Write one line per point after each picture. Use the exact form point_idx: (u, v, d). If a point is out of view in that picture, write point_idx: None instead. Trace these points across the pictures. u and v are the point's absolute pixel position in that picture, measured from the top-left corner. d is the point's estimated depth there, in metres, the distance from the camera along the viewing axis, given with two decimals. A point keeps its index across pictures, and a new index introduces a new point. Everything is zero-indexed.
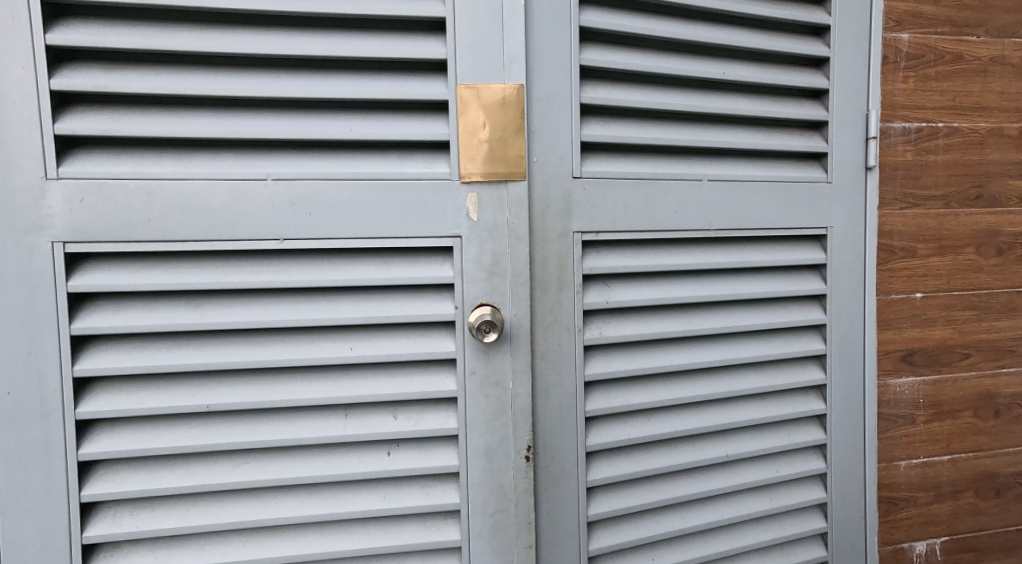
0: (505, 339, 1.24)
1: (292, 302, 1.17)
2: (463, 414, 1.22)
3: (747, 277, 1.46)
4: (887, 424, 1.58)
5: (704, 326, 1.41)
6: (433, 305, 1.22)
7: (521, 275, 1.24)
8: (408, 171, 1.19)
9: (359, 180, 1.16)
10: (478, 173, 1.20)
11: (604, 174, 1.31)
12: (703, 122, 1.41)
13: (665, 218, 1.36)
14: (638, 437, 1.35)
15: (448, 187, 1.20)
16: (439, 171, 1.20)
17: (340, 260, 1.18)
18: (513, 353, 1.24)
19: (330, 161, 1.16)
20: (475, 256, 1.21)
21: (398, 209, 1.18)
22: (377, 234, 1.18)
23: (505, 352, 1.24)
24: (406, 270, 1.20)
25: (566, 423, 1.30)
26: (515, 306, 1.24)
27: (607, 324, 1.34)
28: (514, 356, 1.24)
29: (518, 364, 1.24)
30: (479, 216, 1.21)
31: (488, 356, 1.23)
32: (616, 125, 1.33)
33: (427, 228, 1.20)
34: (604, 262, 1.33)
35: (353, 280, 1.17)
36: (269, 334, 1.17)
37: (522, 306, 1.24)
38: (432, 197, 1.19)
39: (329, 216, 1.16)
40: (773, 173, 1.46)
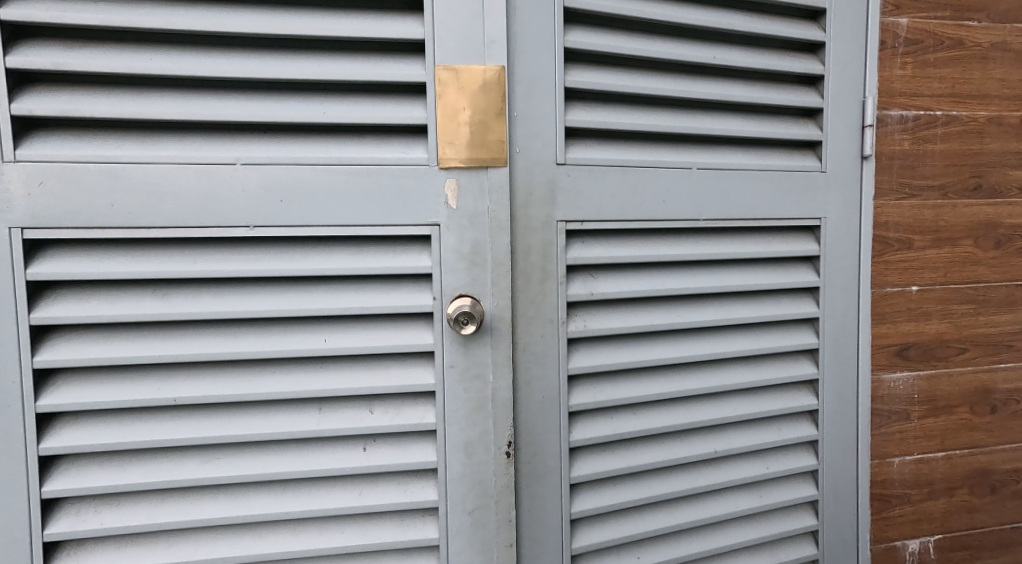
0: (485, 331, 1.19)
1: (264, 291, 1.13)
2: (441, 408, 1.19)
3: (738, 268, 1.42)
4: (880, 420, 1.54)
5: (692, 319, 1.37)
6: (411, 296, 1.18)
7: (502, 264, 1.19)
8: (385, 156, 1.14)
9: (333, 166, 1.12)
10: (458, 158, 1.16)
11: (590, 160, 1.26)
12: (694, 109, 1.36)
13: (652, 207, 1.32)
14: (624, 433, 1.31)
15: (427, 174, 1.16)
16: (417, 156, 1.15)
17: (314, 248, 1.14)
18: (494, 344, 1.20)
19: (304, 145, 1.12)
20: (455, 245, 1.17)
21: (374, 196, 1.14)
22: (352, 222, 1.14)
23: (486, 345, 1.19)
24: (383, 260, 1.16)
25: (549, 417, 1.26)
26: (496, 297, 1.20)
27: (592, 316, 1.30)
28: (495, 348, 1.20)
29: (499, 357, 1.20)
30: (458, 204, 1.17)
31: (467, 348, 1.18)
32: (603, 110, 1.29)
33: (404, 215, 1.15)
34: (589, 252, 1.29)
35: (327, 270, 1.13)
36: (239, 325, 1.13)
37: (504, 296, 1.20)
38: (410, 184, 1.15)
39: (302, 203, 1.11)
40: (766, 161, 1.41)
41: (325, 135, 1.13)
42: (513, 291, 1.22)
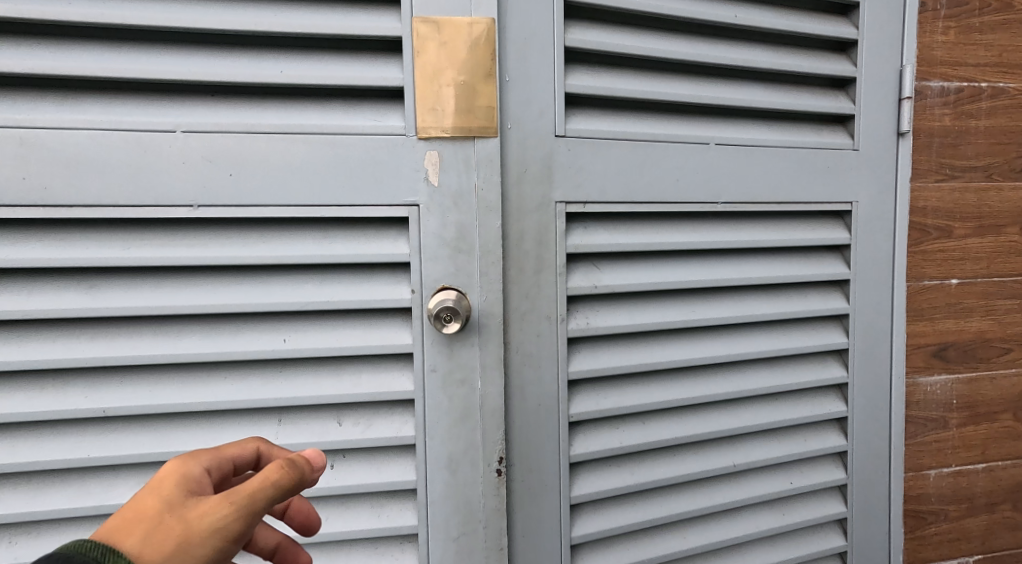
0: (472, 329, 1.03)
1: (211, 283, 0.96)
2: (421, 420, 1.02)
3: (760, 259, 1.26)
4: (915, 428, 1.38)
5: (708, 315, 1.21)
6: (385, 289, 1.01)
7: (492, 252, 1.03)
8: (355, 125, 0.98)
9: (294, 136, 0.96)
10: (441, 128, 1.00)
11: (593, 133, 1.10)
12: (711, 76, 1.20)
13: (664, 187, 1.15)
14: (632, 446, 1.15)
15: (403, 146, 0.99)
16: (392, 125, 0.99)
17: (271, 232, 0.97)
18: (482, 346, 1.03)
19: (259, 111, 0.96)
20: (437, 229, 1.01)
21: (341, 172, 0.97)
22: (315, 202, 0.97)
23: (473, 346, 1.03)
24: (352, 247, 0.99)
25: (546, 429, 1.09)
26: (485, 290, 1.03)
27: (596, 313, 1.13)
28: (484, 350, 1.03)
29: (488, 360, 1.04)
30: (440, 182, 1.00)
31: (451, 350, 1.02)
32: (608, 75, 1.12)
33: (377, 194, 0.99)
34: (592, 239, 1.12)
35: (286, 258, 0.97)
36: (182, 323, 0.96)
37: (494, 289, 1.04)
38: (383, 157, 0.99)
39: (256, 179, 0.95)
40: (791, 137, 1.25)
41: (284, 99, 0.97)
42: (504, 284, 1.06)
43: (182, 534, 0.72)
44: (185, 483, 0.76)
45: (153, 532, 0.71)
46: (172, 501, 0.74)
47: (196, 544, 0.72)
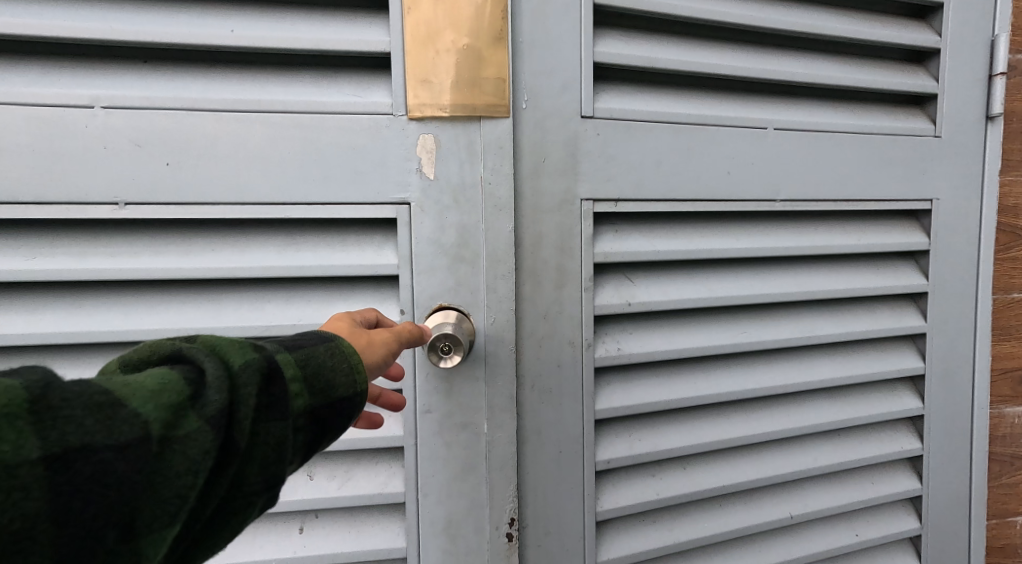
0: (476, 360, 0.84)
1: (149, 301, 0.76)
2: (412, 472, 0.83)
3: (821, 268, 1.05)
4: (1000, 468, 1.18)
5: (762, 337, 1.00)
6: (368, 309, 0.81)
7: (501, 264, 0.83)
8: (328, 101, 0.77)
9: (249, 114, 0.75)
10: (437, 105, 0.79)
11: (627, 114, 0.89)
12: (768, 45, 0.99)
13: (712, 181, 0.94)
14: (670, 498, 0.95)
15: (390, 129, 0.78)
16: (376, 102, 0.78)
17: (224, 237, 0.77)
18: (489, 382, 0.84)
19: (204, 81, 0.75)
20: (433, 235, 0.80)
21: (309, 160, 0.76)
22: (278, 200, 0.76)
23: (476, 382, 0.84)
24: (325, 257, 0.79)
25: (567, 480, 0.89)
26: (494, 312, 0.84)
27: (628, 336, 0.92)
28: (492, 387, 0.84)
29: (496, 399, 0.85)
30: (437, 174, 0.80)
31: (449, 387, 0.83)
32: (645, 42, 0.91)
33: (356, 189, 0.78)
34: (624, 246, 0.91)
35: (242, 271, 0.76)
36: (112, 350, 0.77)
37: (505, 310, 0.84)
38: (364, 143, 0.78)
39: (202, 169, 0.74)
40: (863, 122, 1.03)
41: (238, 66, 0.76)
42: (516, 302, 0.85)
43: (368, 342, 0.67)
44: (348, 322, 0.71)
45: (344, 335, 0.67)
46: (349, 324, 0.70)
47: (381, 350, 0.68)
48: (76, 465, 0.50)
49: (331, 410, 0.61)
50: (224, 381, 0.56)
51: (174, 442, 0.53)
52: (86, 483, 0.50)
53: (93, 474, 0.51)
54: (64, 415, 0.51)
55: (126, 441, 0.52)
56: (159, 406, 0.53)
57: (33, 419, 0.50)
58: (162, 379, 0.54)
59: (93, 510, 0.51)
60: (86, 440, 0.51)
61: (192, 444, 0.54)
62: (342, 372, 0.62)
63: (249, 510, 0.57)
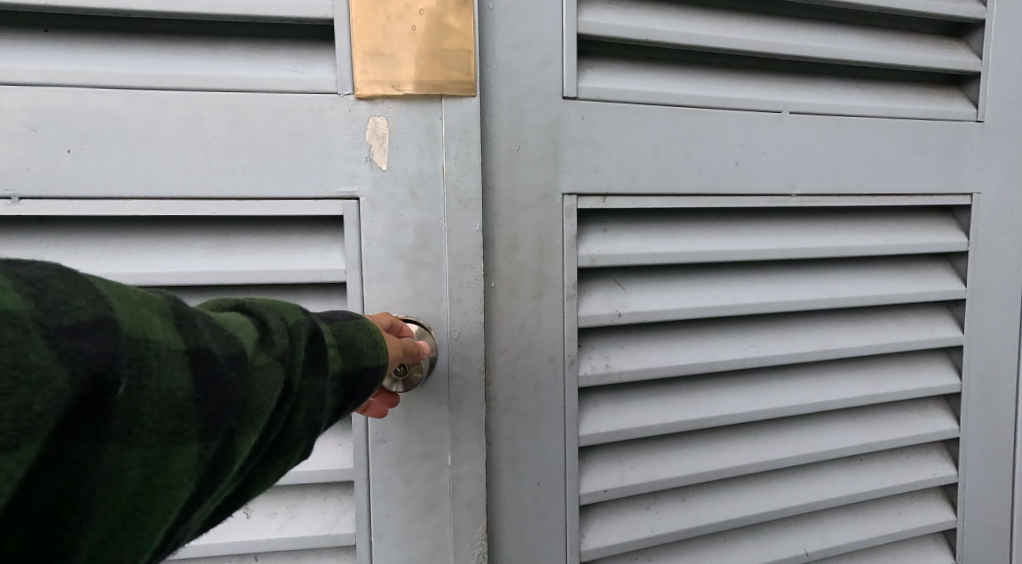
0: (438, 381, 0.72)
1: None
2: (363, 512, 0.72)
3: (843, 273, 0.92)
4: None
5: (774, 351, 0.88)
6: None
7: (467, 270, 0.71)
8: (260, 77, 0.65)
9: (166, 92, 0.64)
10: (390, 82, 0.67)
11: (619, 95, 0.76)
12: (782, 18, 0.86)
13: (719, 173, 0.82)
14: (667, 535, 0.83)
15: (335, 110, 0.67)
16: (317, 79, 0.66)
17: (140, 238, 0.66)
18: (453, 408, 0.73)
19: (114, 54, 0.64)
20: (385, 235, 0.69)
21: (237, 147, 0.66)
22: (203, 193, 0.65)
23: (438, 405, 0.72)
24: (261, 262, 0.68)
25: (547, 515, 0.78)
26: (459, 325, 0.72)
27: (619, 351, 0.81)
28: (456, 415, 0.73)
29: (461, 427, 0.73)
30: (391, 164, 0.68)
31: (405, 411, 0.72)
32: (640, 12, 0.78)
33: (294, 181, 0.67)
34: (614, 248, 0.79)
35: (160, 279, 0.66)
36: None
37: (472, 323, 0.72)
38: (305, 127, 0.67)
39: (111, 156, 0.64)
40: (893, 105, 0.90)
41: (158, 37, 0.65)
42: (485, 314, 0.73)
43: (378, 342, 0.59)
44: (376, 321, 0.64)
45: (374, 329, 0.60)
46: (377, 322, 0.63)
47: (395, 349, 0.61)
48: (177, 378, 0.43)
49: (370, 376, 0.56)
50: (300, 326, 0.51)
51: (262, 368, 0.47)
52: (215, 379, 0.44)
53: (212, 380, 0.44)
54: (192, 317, 0.45)
55: (235, 353, 0.46)
56: (250, 334, 0.48)
57: (171, 316, 0.44)
58: (243, 316, 0.49)
59: (206, 416, 0.44)
60: (209, 345, 0.45)
61: (276, 375, 0.48)
62: (373, 344, 0.57)
63: (294, 456, 0.51)
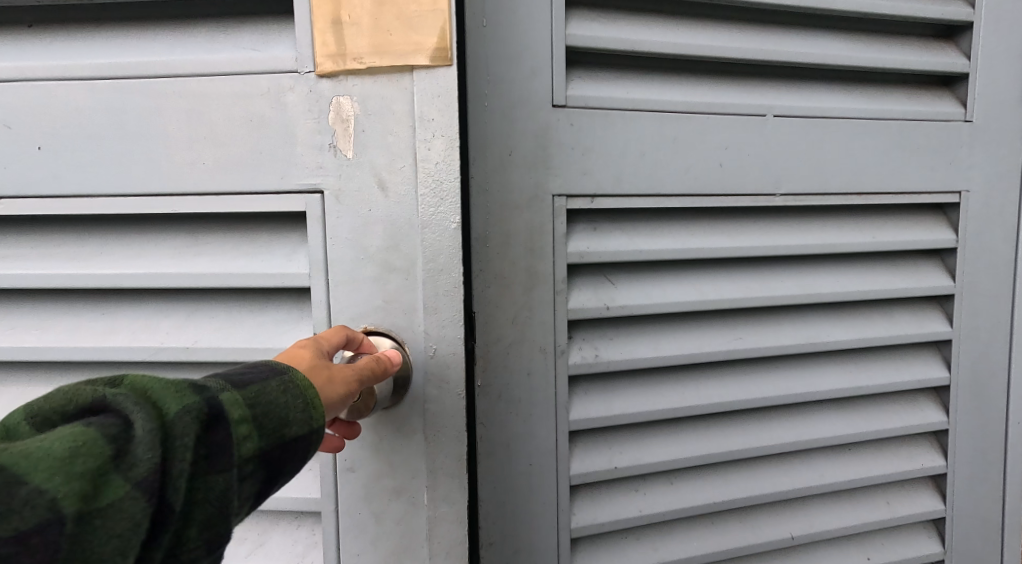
0: (413, 403, 0.75)
1: (40, 317, 0.78)
2: (338, 540, 0.77)
3: (830, 269, 0.96)
4: None
5: (760, 343, 0.92)
6: (276, 327, 0.76)
7: (442, 278, 0.73)
8: (223, 59, 0.73)
9: (128, 81, 0.73)
10: (352, 56, 0.71)
11: (604, 103, 0.82)
12: (769, 24, 0.90)
13: (703, 174, 0.86)
14: (654, 515, 0.89)
15: (295, 91, 0.72)
16: (277, 58, 0.72)
17: (118, 231, 0.77)
18: (429, 439, 0.75)
19: (114, 50, 0.74)
20: (352, 234, 0.73)
21: (212, 132, 0.73)
22: (174, 182, 0.74)
23: (414, 439, 0.76)
24: (223, 265, 0.75)
25: (539, 497, 0.84)
26: (434, 342, 0.74)
27: (608, 342, 0.86)
28: (432, 449, 0.76)
29: (437, 463, 0.76)
30: (357, 153, 0.73)
31: (380, 443, 0.76)
32: (628, 23, 0.83)
33: (260, 174, 0.73)
34: (603, 245, 0.84)
35: (177, 278, 0.75)
36: (8, 371, 0.79)
37: (448, 338, 0.74)
38: (268, 114, 0.73)
39: (83, 142, 0.74)
40: (878, 105, 0.94)
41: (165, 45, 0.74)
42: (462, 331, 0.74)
43: (328, 380, 0.61)
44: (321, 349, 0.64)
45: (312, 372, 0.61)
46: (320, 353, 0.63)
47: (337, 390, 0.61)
48: None
49: (289, 448, 0.57)
50: (175, 424, 0.52)
51: (102, 510, 0.49)
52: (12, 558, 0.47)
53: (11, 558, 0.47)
54: None
55: (42, 518, 0.48)
56: (72, 475, 0.49)
57: None
58: (78, 440, 0.50)
59: None
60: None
61: (115, 512, 0.49)
62: (298, 406, 0.57)
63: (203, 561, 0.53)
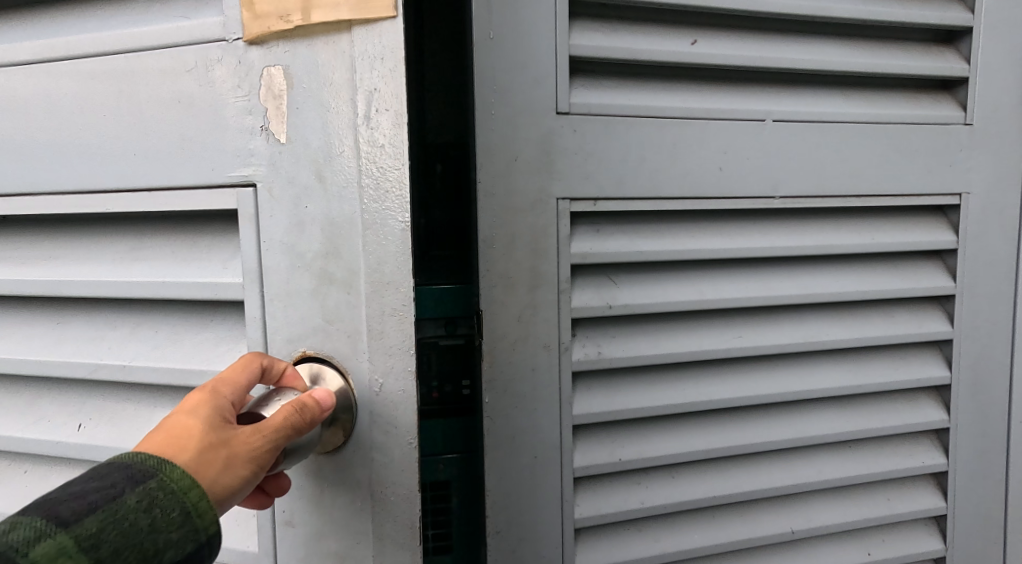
0: (358, 450, 0.69)
1: (27, 326, 0.81)
2: None
3: (830, 269, 0.98)
4: None
5: (759, 342, 0.95)
6: (211, 345, 0.74)
7: (388, 292, 0.67)
8: (156, 32, 0.70)
9: (77, 71, 0.73)
10: (279, 15, 0.66)
11: (606, 110, 0.85)
12: (769, 31, 0.93)
13: (703, 177, 0.89)
14: (655, 508, 0.92)
15: (224, 63, 0.69)
16: (208, 27, 0.69)
17: (71, 235, 0.79)
18: (376, 495, 0.69)
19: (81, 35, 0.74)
20: (287, 237, 0.69)
21: (159, 113, 0.71)
22: (119, 176, 0.73)
23: (360, 495, 0.69)
24: (159, 274, 0.75)
25: (543, 488, 0.88)
26: (380, 376, 0.68)
27: (610, 340, 0.89)
28: (380, 508, 0.69)
29: (384, 524, 0.69)
30: (291, 135, 0.68)
31: (325, 496, 0.70)
32: (630, 32, 0.86)
33: (196, 161, 0.71)
34: (606, 247, 0.87)
35: (141, 284, 0.75)
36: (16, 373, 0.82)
37: (396, 371, 0.67)
38: (200, 92, 0.70)
39: (27, 144, 0.76)
40: (877, 110, 0.96)
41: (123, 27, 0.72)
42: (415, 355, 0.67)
43: (227, 460, 0.58)
44: (218, 415, 0.59)
45: (203, 454, 0.57)
46: (215, 424, 0.59)
47: (236, 472, 0.58)
48: None
49: None
50: None
51: None
52: None
53: None
54: None
55: None
56: None
57: None
58: None
59: None
60: None
61: None
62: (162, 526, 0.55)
63: None
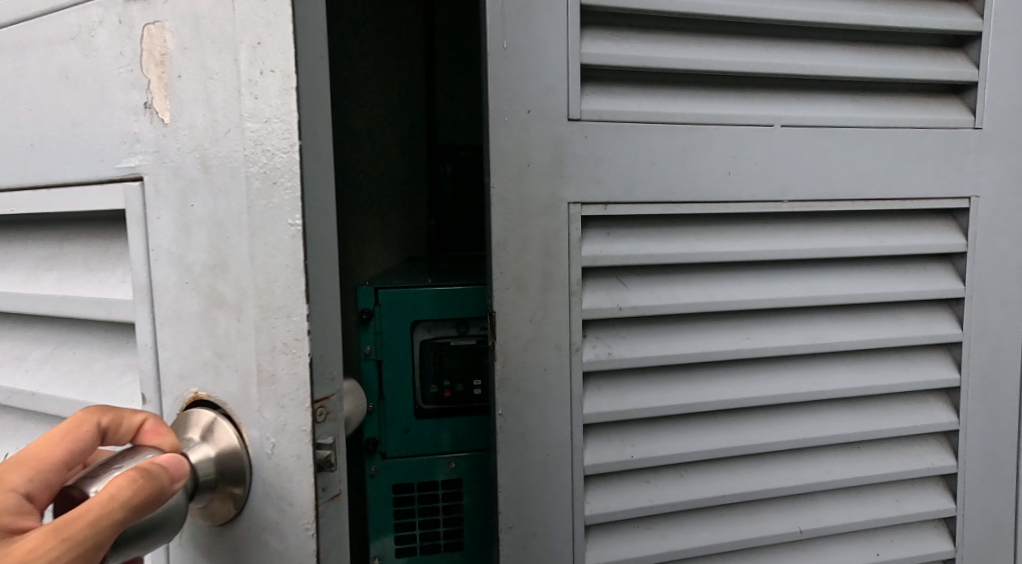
0: (246, 520, 0.60)
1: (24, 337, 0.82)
2: None
3: (838, 272, 0.99)
4: None
5: (767, 344, 0.96)
6: (119, 372, 0.71)
7: (276, 323, 0.58)
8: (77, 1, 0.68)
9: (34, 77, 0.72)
10: None
11: (617, 116, 0.87)
12: (778, 37, 0.94)
13: (711, 182, 0.91)
14: (664, 506, 0.94)
15: (115, 28, 0.65)
16: None
17: (17, 244, 0.82)
18: None
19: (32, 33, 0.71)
20: (172, 245, 0.63)
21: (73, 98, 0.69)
22: (49, 168, 0.72)
23: None
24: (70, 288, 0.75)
25: (555, 485, 0.90)
26: (273, 435, 0.59)
27: (620, 341, 0.91)
28: None
29: None
30: (175, 116, 0.62)
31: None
32: (640, 40, 0.88)
33: (97, 147, 0.67)
34: (616, 250, 0.89)
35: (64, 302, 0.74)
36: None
37: (289, 428, 0.58)
38: (96, 64, 0.67)
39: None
40: (885, 115, 0.97)
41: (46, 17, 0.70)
42: (312, 404, 0.58)
43: None
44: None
45: None
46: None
47: None
48: None
49: None
50: None
51: None
52: None
53: None
54: None
55: None
56: None
57: None
58: None
59: None
60: None
61: None
62: None
63: None
